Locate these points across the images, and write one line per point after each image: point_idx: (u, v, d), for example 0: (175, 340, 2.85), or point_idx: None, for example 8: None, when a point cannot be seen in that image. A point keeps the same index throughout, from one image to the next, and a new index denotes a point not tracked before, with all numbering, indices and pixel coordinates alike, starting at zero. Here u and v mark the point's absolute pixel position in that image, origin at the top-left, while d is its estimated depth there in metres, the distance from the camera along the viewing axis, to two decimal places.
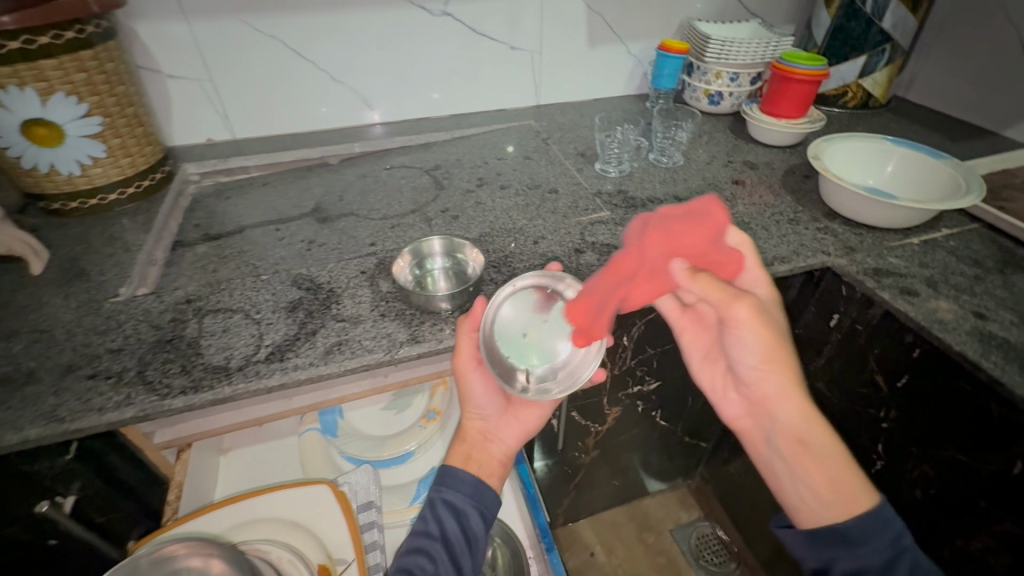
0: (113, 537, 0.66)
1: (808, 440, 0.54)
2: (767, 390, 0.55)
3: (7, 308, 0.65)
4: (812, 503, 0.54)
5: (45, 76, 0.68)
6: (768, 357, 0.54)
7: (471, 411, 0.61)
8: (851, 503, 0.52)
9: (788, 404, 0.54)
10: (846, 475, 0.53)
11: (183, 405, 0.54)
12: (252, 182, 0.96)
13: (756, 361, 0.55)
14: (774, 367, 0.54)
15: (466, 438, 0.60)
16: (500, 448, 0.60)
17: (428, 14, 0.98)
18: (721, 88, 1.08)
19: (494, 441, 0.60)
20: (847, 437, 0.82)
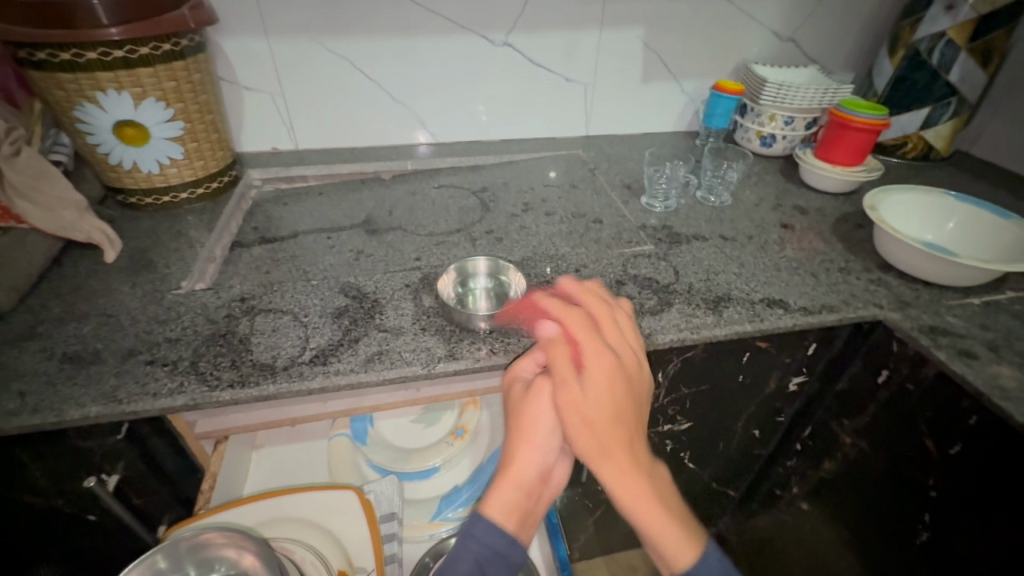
0: (147, 519, 0.68)
1: (619, 490, 0.50)
2: (589, 451, 0.51)
3: (81, 291, 0.69)
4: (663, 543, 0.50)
5: (140, 82, 0.74)
6: (614, 411, 0.52)
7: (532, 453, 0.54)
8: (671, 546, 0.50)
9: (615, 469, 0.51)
10: (666, 523, 0.50)
11: (230, 398, 0.56)
12: (309, 190, 1.02)
13: (596, 397, 0.52)
14: (620, 423, 0.52)
15: (521, 484, 0.53)
16: (550, 491, 0.57)
17: (489, 43, 1.02)
18: (774, 130, 1.07)
19: (546, 484, 0.56)
20: (890, 504, 0.77)
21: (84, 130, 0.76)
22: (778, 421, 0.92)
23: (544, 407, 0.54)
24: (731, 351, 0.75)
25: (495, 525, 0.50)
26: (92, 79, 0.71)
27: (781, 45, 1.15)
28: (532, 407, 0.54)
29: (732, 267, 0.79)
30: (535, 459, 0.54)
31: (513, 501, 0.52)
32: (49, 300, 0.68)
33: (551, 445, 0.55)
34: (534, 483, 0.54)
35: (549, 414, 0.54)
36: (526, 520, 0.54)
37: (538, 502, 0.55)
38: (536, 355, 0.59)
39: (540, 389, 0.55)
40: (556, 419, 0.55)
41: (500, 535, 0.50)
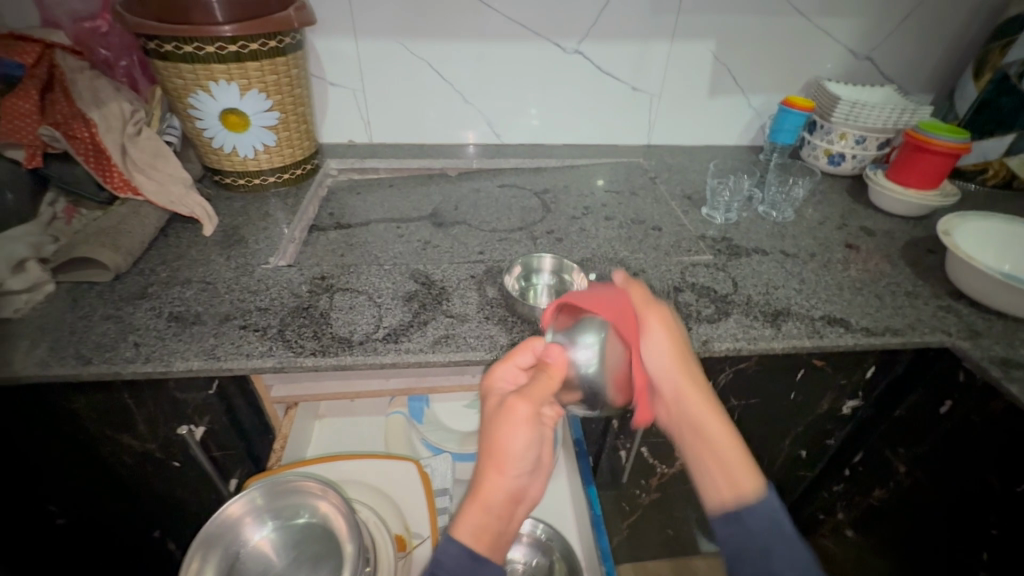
0: (223, 471, 0.75)
1: (710, 434, 0.52)
2: (675, 390, 0.55)
3: (183, 259, 0.77)
4: (724, 487, 0.48)
5: (246, 74, 0.81)
6: (679, 362, 0.56)
7: (503, 473, 0.51)
8: (738, 482, 0.48)
9: (691, 399, 0.54)
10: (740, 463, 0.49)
11: (311, 364, 0.62)
12: (380, 182, 1.08)
13: (666, 363, 0.56)
14: (690, 369, 0.56)
15: (490, 505, 0.50)
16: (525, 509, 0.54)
17: (562, 51, 1.05)
18: (844, 149, 1.05)
19: (519, 502, 0.53)
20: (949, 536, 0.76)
21: (195, 115, 0.84)
22: (827, 443, 0.90)
23: (518, 427, 0.51)
24: (786, 366, 0.75)
25: (466, 551, 0.47)
26: (207, 70, 0.79)
27: (857, 63, 1.13)
28: (506, 424, 0.52)
29: (793, 283, 0.78)
30: (503, 477, 0.51)
31: (482, 524, 0.49)
32: (156, 265, 0.76)
33: (523, 462, 0.52)
34: (505, 501, 0.51)
35: (524, 432, 0.52)
36: (501, 543, 0.50)
37: (511, 522, 0.52)
38: (517, 363, 0.56)
39: (512, 405, 0.52)
40: (530, 436, 0.52)
41: (472, 565, 0.46)
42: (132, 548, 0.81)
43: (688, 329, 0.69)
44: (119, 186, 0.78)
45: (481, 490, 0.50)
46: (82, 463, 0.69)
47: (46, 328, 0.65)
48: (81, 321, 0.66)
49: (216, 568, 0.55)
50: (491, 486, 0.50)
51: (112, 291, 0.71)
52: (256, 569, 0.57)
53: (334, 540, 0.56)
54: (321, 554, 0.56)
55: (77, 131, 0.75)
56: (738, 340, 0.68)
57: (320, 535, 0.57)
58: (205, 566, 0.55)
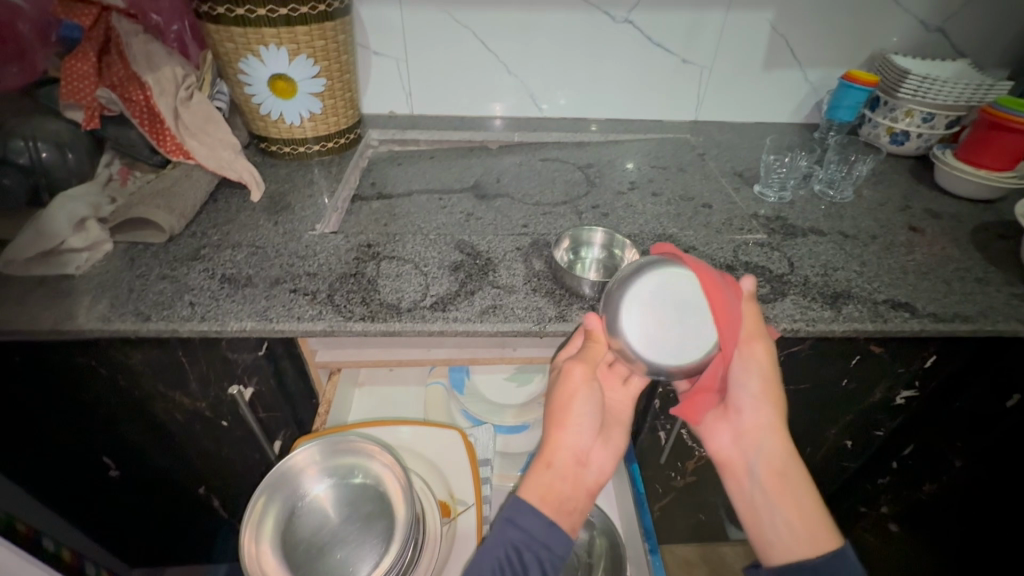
0: (268, 432, 0.77)
1: (787, 482, 0.57)
2: (754, 423, 0.59)
3: (232, 224, 0.78)
4: (786, 536, 0.54)
5: (295, 39, 0.80)
6: (770, 396, 0.59)
7: (567, 433, 0.57)
8: (815, 541, 0.52)
9: (772, 438, 0.58)
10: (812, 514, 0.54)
11: (361, 329, 0.62)
12: (421, 154, 1.07)
13: (757, 397, 0.59)
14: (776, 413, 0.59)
15: (555, 466, 0.56)
16: (594, 476, 0.57)
17: (611, 20, 1.02)
18: (909, 127, 1.00)
19: (586, 467, 0.57)
20: (1002, 531, 0.76)
21: (244, 80, 0.84)
22: (876, 434, 0.86)
23: (578, 398, 0.57)
24: (842, 351, 0.72)
25: (531, 508, 0.53)
26: (258, 34, 0.79)
27: (927, 36, 1.06)
28: (567, 394, 0.57)
29: (853, 265, 0.75)
30: (566, 441, 0.57)
31: (545, 483, 0.55)
32: (207, 229, 0.77)
33: (583, 428, 0.57)
34: (567, 464, 0.56)
35: (586, 404, 0.57)
36: (567, 506, 0.55)
37: (579, 488, 0.56)
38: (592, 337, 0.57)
39: (569, 377, 0.56)
40: (592, 407, 0.58)
41: (537, 520, 0.52)
42: (181, 501, 0.84)
43: None
44: (173, 150, 0.80)
45: (548, 456, 0.56)
46: (138, 417, 0.71)
47: (106, 286, 0.66)
48: (139, 279, 0.67)
49: (274, 522, 0.56)
50: (556, 450, 0.56)
51: (166, 253, 0.72)
52: (311, 524, 0.57)
53: (388, 501, 0.57)
54: (374, 514, 0.57)
55: (132, 94, 0.76)
56: (796, 321, 0.65)
57: (374, 495, 0.58)
58: (269, 506, 0.56)
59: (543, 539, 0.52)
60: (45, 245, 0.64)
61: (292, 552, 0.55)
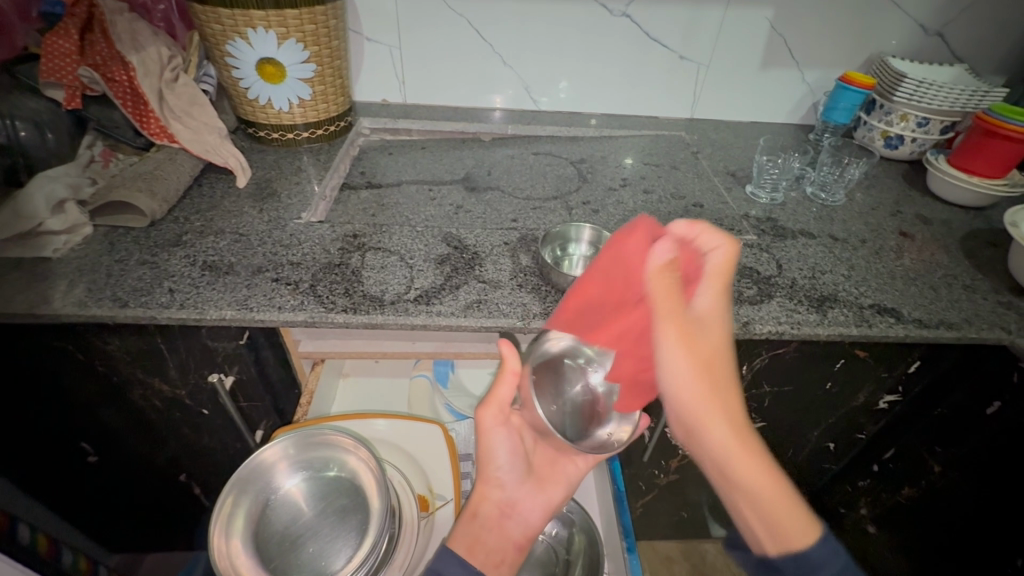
0: (249, 422, 0.76)
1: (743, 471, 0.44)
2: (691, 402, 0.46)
3: (216, 210, 0.77)
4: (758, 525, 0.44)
5: (285, 22, 0.79)
6: (698, 366, 0.46)
7: (491, 482, 0.55)
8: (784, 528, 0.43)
9: (716, 427, 0.45)
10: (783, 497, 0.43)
11: (343, 321, 0.61)
12: (412, 144, 1.06)
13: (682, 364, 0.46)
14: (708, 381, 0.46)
15: (480, 517, 0.53)
16: (521, 528, 0.55)
17: (608, 14, 1.00)
18: (903, 131, 1.00)
19: (512, 518, 0.55)
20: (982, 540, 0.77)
21: (231, 63, 0.82)
22: (858, 437, 0.86)
23: (492, 445, 0.55)
24: (827, 354, 0.72)
25: (457, 559, 0.48)
26: (246, 16, 0.77)
27: (925, 40, 1.05)
28: (486, 445, 0.55)
29: (841, 269, 0.75)
30: (488, 492, 0.55)
31: (469, 534, 0.52)
32: (191, 214, 0.76)
33: (503, 477, 0.55)
34: (493, 516, 0.54)
35: (502, 452, 0.55)
36: (493, 560, 0.52)
37: (506, 539, 0.54)
38: (508, 381, 0.54)
39: (483, 424, 0.55)
40: (510, 456, 0.56)
41: (462, 571, 0.48)
42: (162, 487, 0.84)
43: (728, 309, 0.66)
44: (157, 132, 0.78)
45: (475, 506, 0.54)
46: (115, 403, 0.70)
47: (84, 269, 0.65)
48: (118, 264, 0.66)
49: (245, 515, 0.55)
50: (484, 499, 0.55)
51: (147, 237, 0.71)
52: (285, 517, 0.56)
53: (364, 495, 0.57)
54: (349, 509, 0.57)
55: (116, 73, 0.75)
56: (782, 324, 0.65)
57: (350, 489, 0.57)
58: (240, 501, 0.55)
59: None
60: (20, 226, 0.63)
61: (266, 546, 0.54)
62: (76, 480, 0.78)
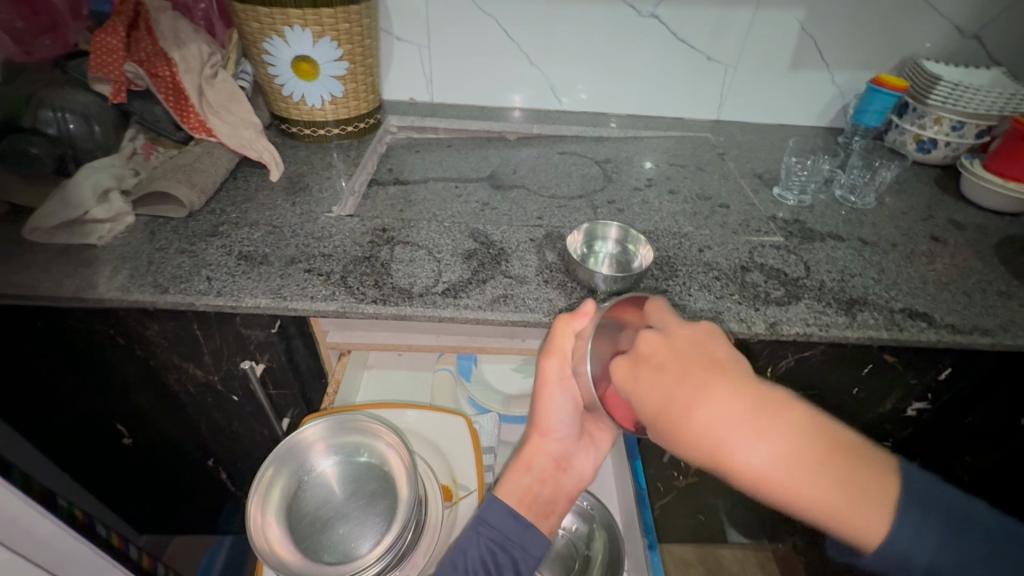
0: (277, 409, 0.78)
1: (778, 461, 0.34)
2: (683, 419, 0.36)
3: (250, 202, 0.79)
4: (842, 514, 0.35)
5: (321, 21, 0.81)
6: (676, 379, 0.38)
7: (547, 434, 0.54)
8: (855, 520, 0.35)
9: (743, 439, 0.34)
10: (846, 469, 0.35)
11: (373, 312, 0.63)
12: (439, 142, 1.07)
13: (666, 395, 0.37)
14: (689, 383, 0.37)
15: (535, 468, 0.53)
16: (575, 481, 0.54)
17: (636, 15, 1.00)
18: (937, 135, 0.98)
19: (568, 472, 0.54)
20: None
21: (268, 60, 0.85)
22: (885, 445, 0.85)
23: (550, 397, 0.52)
24: (855, 358, 0.71)
25: (506, 510, 0.50)
26: (283, 15, 0.79)
27: (961, 43, 1.03)
28: (544, 396, 0.52)
29: (871, 272, 0.74)
30: (544, 445, 0.54)
31: (523, 486, 0.52)
32: (226, 206, 0.78)
33: (562, 430, 0.53)
34: (548, 469, 0.53)
35: (560, 406, 0.53)
36: (544, 511, 0.53)
37: (559, 491, 0.54)
38: (570, 327, 0.51)
39: (545, 373, 0.52)
40: (569, 406, 0.53)
41: (513, 524, 0.50)
42: (190, 470, 0.86)
43: (755, 310, 0.66)
44: (195, 127, 0.81)
45: (527, 457, 0.53)
46: (151, 386, 0.73)
47: (127, 257, 0.68)
48: (159, 252, 0.68)
49: (280, 491, 0.57)
50: (538, 452, 0.53)
51: (186, 228, 0.73)
52: (315, 498, 0.58)
53: (394, 482, 0.58)
54: (377, 494, 0.58)
55: (159, 69, 0.77)
56: (808, 325, 0.64)
57: (379, 474, 0.59)
58: (275, 479, 0.57)
59: (512, 542, 0.49)
60: (68, 214, 0.66)
61: (295, 525, 0.56)
62: (110, 460, 0.81)
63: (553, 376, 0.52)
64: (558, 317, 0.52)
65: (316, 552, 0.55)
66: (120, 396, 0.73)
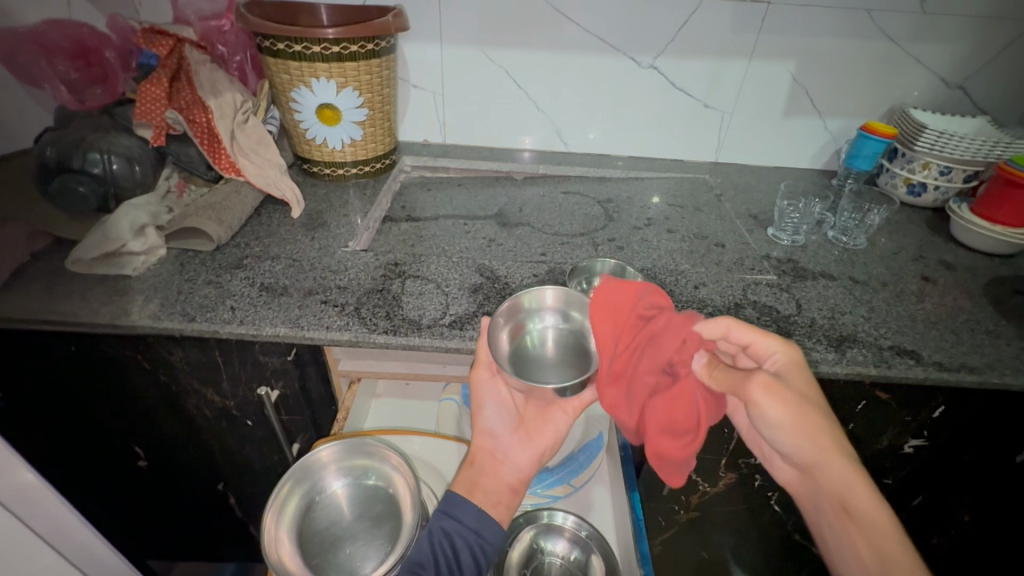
0: (288, 434, 0.81)
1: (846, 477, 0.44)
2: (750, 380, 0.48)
3: (273, 237, 0.85)
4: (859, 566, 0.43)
5: (345, 73, 0.88)
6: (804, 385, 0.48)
7: (485, 430, 0.59)
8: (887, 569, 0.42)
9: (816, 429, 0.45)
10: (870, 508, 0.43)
11: (384, 341, 0.67)
12: (450, 180, 1.13)
13: (786, 375, 0.48)
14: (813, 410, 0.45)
15: (477, 463, 0.57)
16: (513, 474, 0.57)
17: (636, 66, 1.07)
18: (926, 179, 1.02)
19: (506, 465, 0.57)
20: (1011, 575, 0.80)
21: (295, 108, 0.92)
22: (885, 483, 0.85)
23: (482, 399, 0.59)
24: (847, 394, 0.73)
25: (456, 498, 0.54)
26: (311, 68, 0.87)
27: (947, 92, 1.09)
28: (476, 401, 0.59)
29: (861, 310, 0.77)
30: (482, 441, 0.58)
31: (466, 476, 0.56)
32: (251, 240, 0.84)
33: (496, 427, 0.59)
34: (487, 464, 0.57)
35: (492, 405, 0.59)
36: (492, 499, 0.55)
37: (501, 483, 0.56)
38: (486, 340, 0.60)
39: (477, 384, 0.59)
40: (498, 408, 0.59)
41: (463, 510, 0.53)
42: (201, 494, 0.89)
43: None
44: (226, 167, 0.86)
45: (472, 453, 0.58)
46: (171, 410, 0.77)
47: (158, 287, 0.73)
48: (187, 283, 0.74)
49: (295, 506, 0.60)
50: (478, 448, 0.58)
51: (213, 260, 0.78)
52: (326, 518, 0.60)
53: (399, 504, 0.61)
54: (383, 515, 0.61)
55: (196, 116, 0.84)
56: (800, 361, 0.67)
57: (385, 496, 0.62)
58: (291, 494, 0.60)
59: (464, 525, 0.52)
60: (107, 246, 0.73)
61: (307, 543, 0.58)
62: (127, 482, 0.84)
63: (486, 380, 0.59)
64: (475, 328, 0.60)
65: (325, 570, 0.57)
66: (142, 418, 0.77)
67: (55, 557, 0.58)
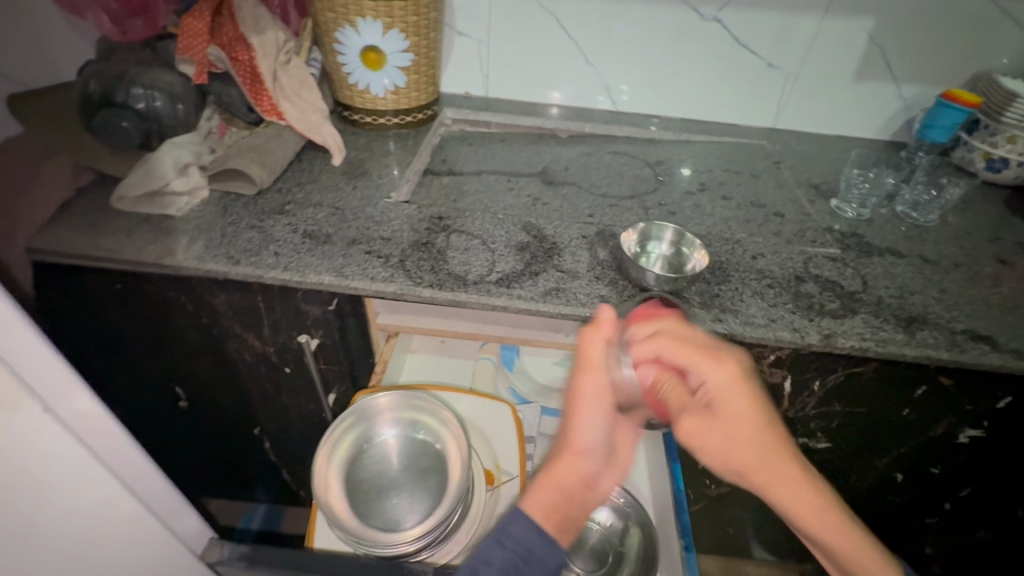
0: (325, 384, 0.81)
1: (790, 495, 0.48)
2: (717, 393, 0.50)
3: (315, 184, 0.83)
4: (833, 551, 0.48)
5: (392, 13, 0.84)
6: (747, 404, 0.50)
7: (577, 450, 0.53)
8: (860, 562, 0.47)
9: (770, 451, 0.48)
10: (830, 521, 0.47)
11: (429, 296, 0.65)
12: (492, 136, 1.09)
13: (728, 383, 0.50)
14: (754, 437, 0.48)
15: (563, 486, 0.51)
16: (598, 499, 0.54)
17: (699, 18, 1.00)
18: (1008, 154, 0.94)
19: (594, 491, 0.53)
20: None
21: (338, 49, 0.88)
22: (931, 471, 0.82)
23: (589, 416, 0.53)
24: (908, 378, 0.69)
25: (533, 525, 0.48)
26: (357, 6, 0.82)
27: None
28: (579, 410, 0.53)
29: (932, 290, 0.72)
30: (576, 462, 0.52)
31: (552, 502, 0.50)
32: (293, 186, 0.82)
33: (593, 448, 0.53)
34: (577, 488, 0.52)
35: (594, 422, 0.53)
36: (570, 525, 0.50)
37: (585, 509, 0.52)
38: (602, 338, 0.52)
39: (582, 389, 0.53)
40: (602, 427, 0.53)
41: (539, 538, 0.48)
42: (238, 436, 0.90)
43: (808, 320, 0.65)
44: (268, 109, 0.85)
45: (557, 474, 0.52)
46: (212, 352, 0.77)
47: (201, 228, 0.72)
48: (231, 226, 0.72)
49: (350, 443, 0.61)
50: (569, 468, 0.52)
51: (255, 205, 0.77)
52: (376, 461, 0.61)
53: (447, 462, 0.60)
54: (430, 470, 0.61)
55: (239, 53, 0.82)
56: (863, 340, 0.64)
57: (433, 451, 0.61)
58: (348, 433, 0.61)
59: (533, 556, 0.47)
60: (150, 184, 0.71)
61: (355, 484, 0.60)
62: (168, 420, 0.86)
63: (592, 399, 0.53)
64: (582, 332, 0.53)
65: (369, 514, 0.58)
66: (184, 360, 0.78)
67: (116, 486, 0.49)
